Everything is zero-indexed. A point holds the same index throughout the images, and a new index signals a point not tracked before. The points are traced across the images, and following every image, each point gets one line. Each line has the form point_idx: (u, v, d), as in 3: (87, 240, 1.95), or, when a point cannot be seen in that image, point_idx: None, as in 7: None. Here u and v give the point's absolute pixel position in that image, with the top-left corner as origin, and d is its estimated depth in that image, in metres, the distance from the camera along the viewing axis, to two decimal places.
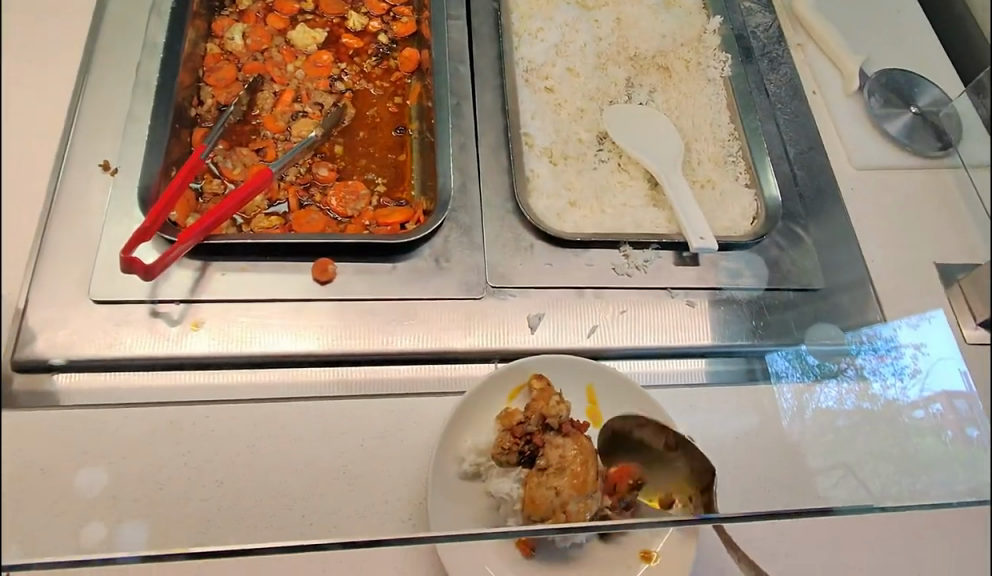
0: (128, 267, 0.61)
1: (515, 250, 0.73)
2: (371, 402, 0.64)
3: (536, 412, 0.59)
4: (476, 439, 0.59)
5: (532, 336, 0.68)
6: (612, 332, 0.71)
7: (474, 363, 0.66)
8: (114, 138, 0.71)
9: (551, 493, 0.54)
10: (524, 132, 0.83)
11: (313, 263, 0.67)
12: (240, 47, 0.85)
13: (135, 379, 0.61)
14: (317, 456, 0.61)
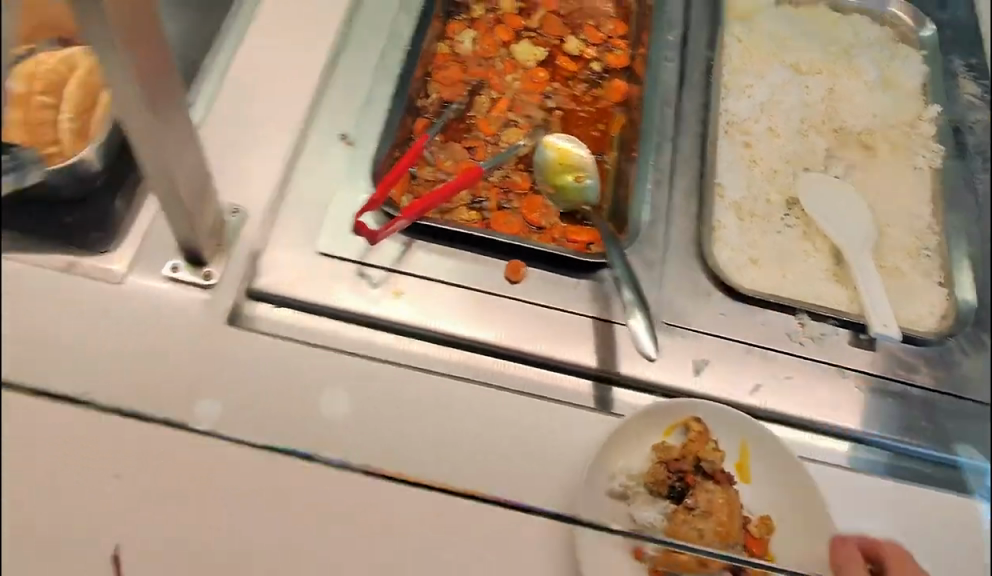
0: (357, 231, 0.70)
1: (692, 294, 0.75)
2: (539, 404, 0.66)
3: (691, 453, 0.61)
4: (626, 464, 0.62)
5: (696, 380, 0.70)
6: (773, 395, 0.71)
7: (637, 392, 0.69)
8: (350, 112, 0.76)
9: (696, 533, 0.58)
10: (718, 182, 0.84)
11: (506, 262, 0.72)
12: (468, 51, 0.87)
13: (337, 327, 0.67)
14: (480, 439, 0.64)
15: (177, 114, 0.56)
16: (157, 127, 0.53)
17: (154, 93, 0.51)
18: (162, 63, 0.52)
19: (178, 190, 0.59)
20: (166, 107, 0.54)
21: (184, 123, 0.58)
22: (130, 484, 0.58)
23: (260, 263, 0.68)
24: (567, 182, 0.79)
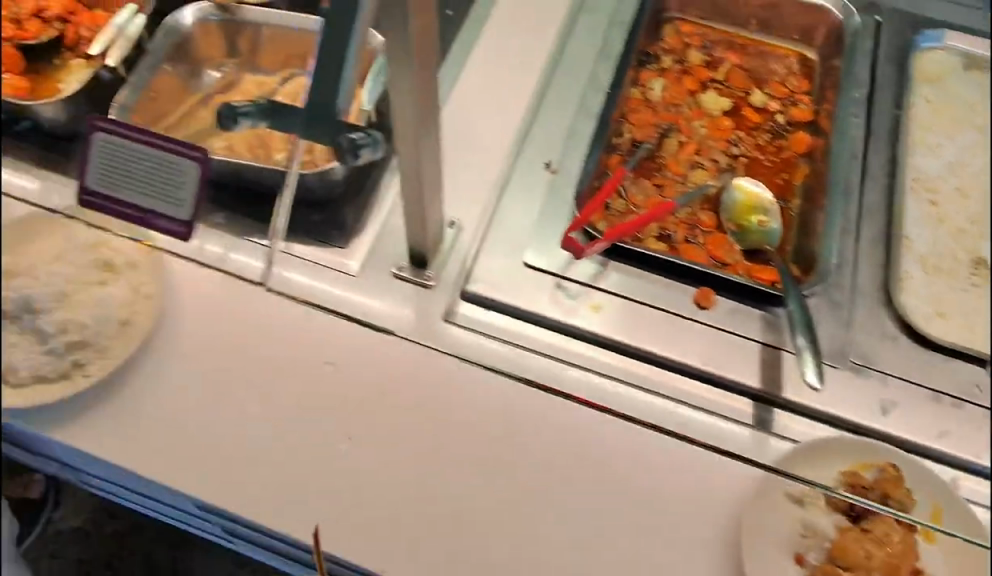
0: (565, 245, 0.76)
1: (880, 337, 0.72)
2: (723, 426, 0.70)
3: (882, 487, 0.63)
4: (812, 475, 0.65)
5: (881, 421, 0.70)
6: (964, 441, 0.69)
7: (819, 424, 0.70)
8: (556, 144, 0.82)
9: (864, 553, 0.60)
10: (904, 235, 0.77)
11: (695, 288, 0.75)
12: (659, 98, 0.93)
13: (537, 333, 0.73)
14: (659, 441, 0.70)
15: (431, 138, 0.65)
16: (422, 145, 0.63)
17: (421, 117, 0.61)
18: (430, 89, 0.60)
19: (423, 197, 0.68)
20: (427, 129, 0.63)
21: (435, 146, 0.67)
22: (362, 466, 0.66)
23: (472, 270, 0.74)
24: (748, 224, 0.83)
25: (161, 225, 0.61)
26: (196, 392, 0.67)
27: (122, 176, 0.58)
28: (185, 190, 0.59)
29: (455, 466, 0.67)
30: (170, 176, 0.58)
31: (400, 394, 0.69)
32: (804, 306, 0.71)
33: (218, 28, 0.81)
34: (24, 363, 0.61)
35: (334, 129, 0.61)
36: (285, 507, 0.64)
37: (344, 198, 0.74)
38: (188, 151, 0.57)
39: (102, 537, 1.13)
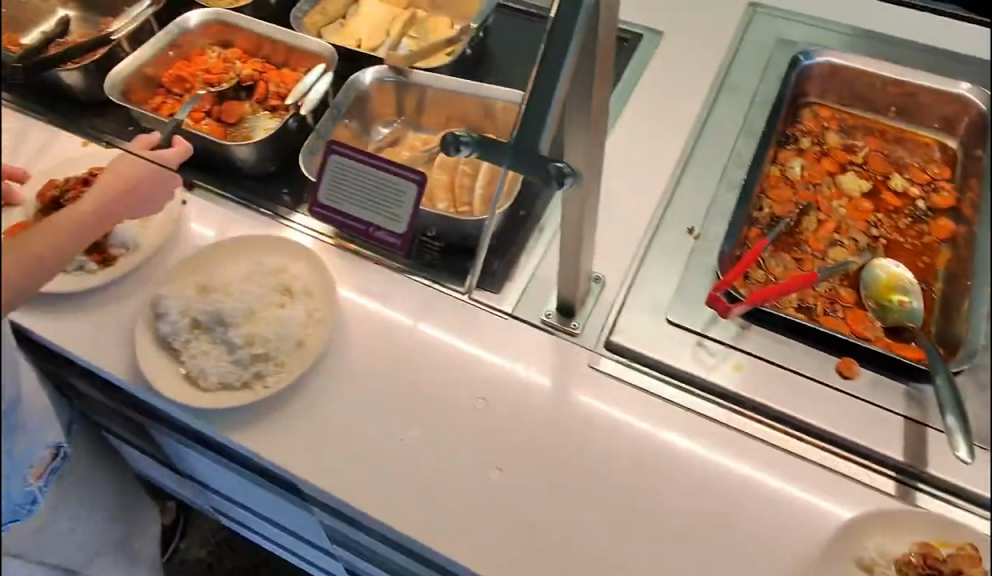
0: (710, 302, 0.77)
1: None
2: (873, 497, 0.67)
3: (954, 563, 0.61)
4: (885, 542, 0.63)
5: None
6: None
7: (972, 507, 0.67)
8: (698, 211, 0.85)
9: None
10: None
11: (837, 358, 0.75)
12: (797, 177, 0.94)
13: (679, 385, 0.73)
14: (811, 506, 0.67)
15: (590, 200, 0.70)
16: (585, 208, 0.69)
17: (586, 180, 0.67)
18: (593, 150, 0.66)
19: (580, 239, 0.71)
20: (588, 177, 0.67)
21: (592, 206, 0.72)
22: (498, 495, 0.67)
23: (615, 322, 0.77)
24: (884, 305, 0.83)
25: (378, 239, 0.62)
26: (350, 406, 0.70)
27: (349, 192, 0.61)
28: (403, 207, 0.60)
29: (589, 505, 0.67)
30: (390, 195, 0.59)
31: (543, 427, 0.71)
32: (955, 386, 0.67)
33: (393, 89, 0.88)
34: (214, 367, 0.65)
35: (533, 164, 0.55)
36: (423, 524, 0.65)
37: (495, 250, 0.79)
38: (408, 171, 0.58)
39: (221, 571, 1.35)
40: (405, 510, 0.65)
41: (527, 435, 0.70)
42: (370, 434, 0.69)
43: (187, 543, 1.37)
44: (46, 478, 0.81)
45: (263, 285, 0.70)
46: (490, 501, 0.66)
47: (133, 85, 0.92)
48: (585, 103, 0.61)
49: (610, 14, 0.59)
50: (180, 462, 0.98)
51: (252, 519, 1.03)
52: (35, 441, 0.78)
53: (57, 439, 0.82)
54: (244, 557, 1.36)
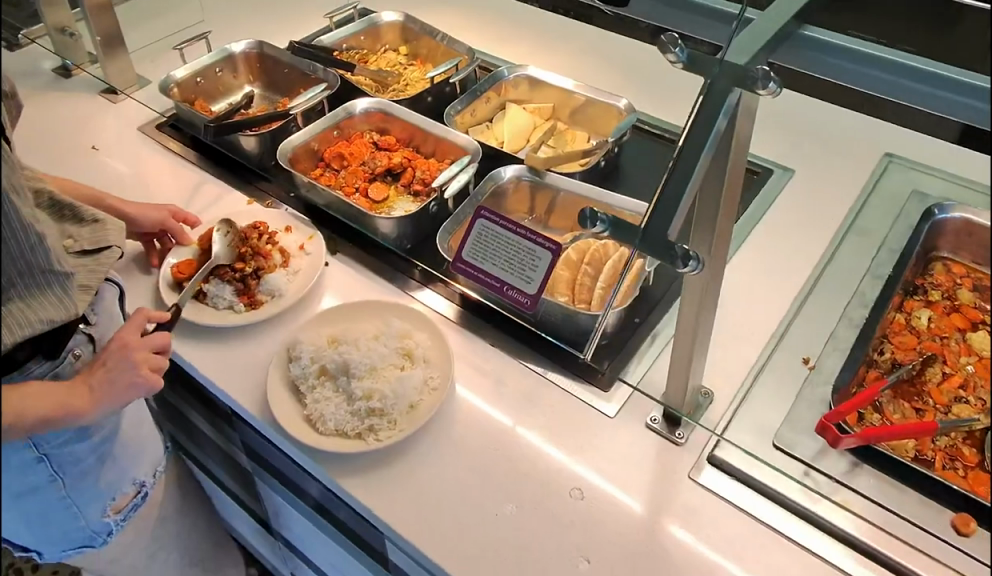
0: (820, 431, 0.75)
1: None
2: None
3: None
4: None
5: None
6: None
7: None
8: (814, 343, 0.84)
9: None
10: None
11: (953, 515, 0.70)
12: (923, 327, 0.86)
13: (782, 515, 0.73)
14: None
15: (711, 309, 0.70)
16: (702, 322, 0.69)
17: (708, 289, 0.66)
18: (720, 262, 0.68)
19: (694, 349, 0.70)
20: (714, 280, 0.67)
21: (710, 323, 0.71)
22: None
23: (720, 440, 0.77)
24: None
25: (510, 297, 0.71)
26: (445, 468, 0.72)
27: (491, 255, 0.71)
28: (536, 271, 0.69)
29: None
30: (527, 259, 0.69)
31: (633, 529, 0.70)
32: None
33: (529, 188, 0.93)
34: (332, 415, 0.69)
35: (661, 246, 0.58)
36: None
37: (607, 350, 0.82)
38: (546, 241, 0.68)
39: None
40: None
41: (622, 536, 0.69)
42: (462, 501, 0.70)
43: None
44: (126, 513, 0.84)
45: (388, 346, 0.74)
46: None
47: (298, 156, 1.02)
48: (712, 216, 0.61)
49: (746, 124, 0.58)
50: (274, 525, 1.02)
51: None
52: (122, 475, 0.81)
53: (143, 477, 0.84)
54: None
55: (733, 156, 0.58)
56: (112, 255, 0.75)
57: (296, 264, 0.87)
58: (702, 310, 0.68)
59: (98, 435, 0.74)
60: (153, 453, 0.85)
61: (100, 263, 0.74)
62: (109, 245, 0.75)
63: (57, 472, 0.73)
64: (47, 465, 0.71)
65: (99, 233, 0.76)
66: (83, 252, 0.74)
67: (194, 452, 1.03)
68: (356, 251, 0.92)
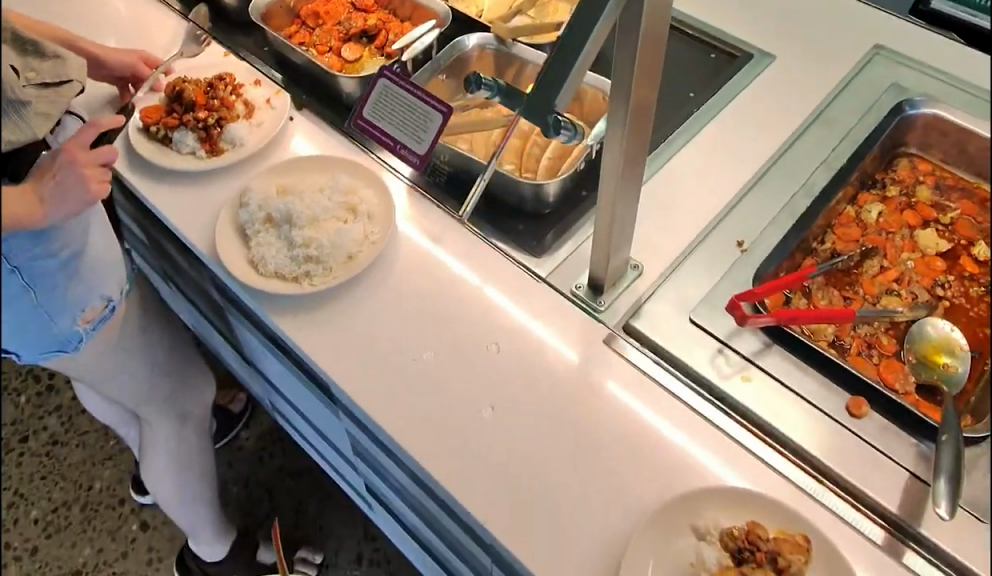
0: (731, 309, 0.78)
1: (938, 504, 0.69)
2: (828, 515, 0.69)
3: (779, 546, 0.61)
4: (722, 516, 0.64)
5: (900, 539, 0.68)
6: None
7: (899, 536, 0.68)
8: (752, 228, 0.87)
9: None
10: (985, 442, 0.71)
11: (848, 396, 0.75)
12: (872, 221, 0.93)
13: (678, 376, 0.76)
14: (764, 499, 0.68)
15: (634, 188, 0.73)
16: (620, 198, 0.72)
17: (627, 167, 0.70)
18: (643, 143, 0.70)
19: (614, 218, 0.73)
20: (635, 154, 0.69)
21: (633, 199, 0.75)
22: (473, 426, 0.70)
23: (640, 309, 0.80)
24: (917, 367, 0.81)
25: (401, 157, 0.72)
26: (370, 313, 0.76)
27: (389, 114, 0.72)
28: (429, 132, 0.70)
29: (555, 454, 0.69)
30: (419, 120, 0.70)
31: (540, 382, 0.74)
32: (957, 455, 0.67)
33: (492, 56, 0.94)
34: (272, 258, 0.75)
35: (545, 107, 0.57)
36: (402, 426, 0.70)
37: (551, 219, 0.85)
38: (438, 104, 0.68)
39: (271, 467, 1.31)
40: (392, 416, 0.71)
41: (533, 388, 0.73)
42: (381, 345, 0.74)
43: (248, 434, 1.35)
44: (96, 326, 0.82)
45: (332, 201, 0.78)
46: (475, 435, 0.70)
47: (273, 12, 1.03)
48: (628, 80, 0.62)
49: None
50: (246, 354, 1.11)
51: (303, 423, 1.11)
52: (91, 290, 0.80)
53: (110, 294, 0.82)
54: (295, 459, 1.32)
55: (646, 14, 0.57)
56: (74, 90, 0.81)
57: (260, 117, 0.90)
58: (625, 179, 0.71)
59: (63, 252, 0.73)
60: (117, 275, 0.84)
61: (62, 96, 0.79)
62: (69, 80, 0.81)
63: (29, 283, 0.71)
64: (18, 277, 0.69)
65: (60, 70, 0.81)
66: (45, 85, 0.79)
67: (174, 276, 1.11)
68: (316, 104, 0.94)
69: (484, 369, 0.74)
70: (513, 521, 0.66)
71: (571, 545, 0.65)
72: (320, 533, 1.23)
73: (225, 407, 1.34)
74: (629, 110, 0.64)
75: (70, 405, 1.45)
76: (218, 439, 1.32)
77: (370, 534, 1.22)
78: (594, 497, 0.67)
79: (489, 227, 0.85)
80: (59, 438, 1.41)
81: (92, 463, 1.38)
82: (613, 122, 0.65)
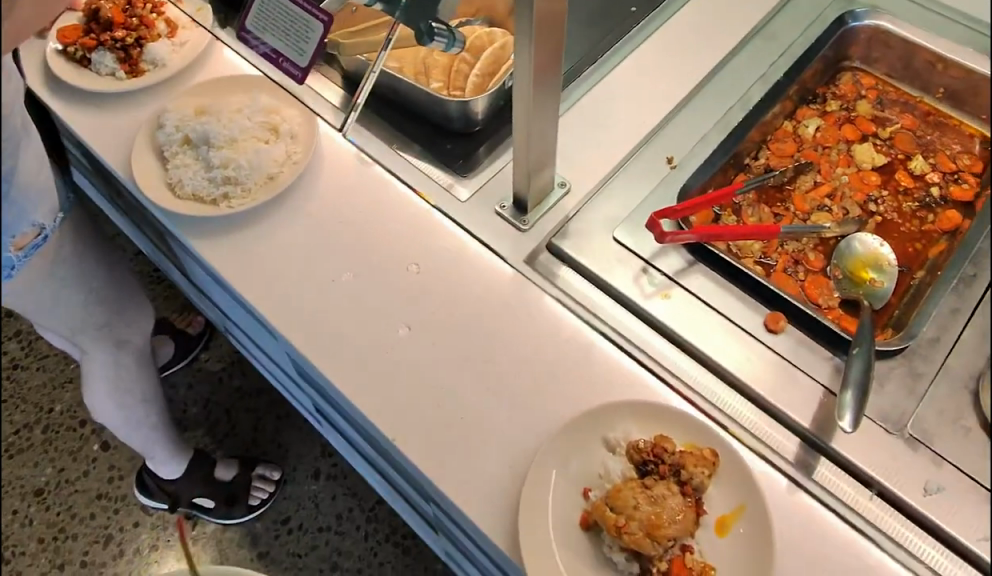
0: (649, 226, 0.78)
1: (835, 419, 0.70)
2: (738, 430, 0.70)
3: (682, 459, 0.62)
4: (633, 429, 0.66)
5: (802, 451, 0.69)
6: (881, 509, 0.66)
7: (804, 446, 0.70)
8: (684, 146, 0.87)
9: (632, 503, 0.60)
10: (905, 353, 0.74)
11: (766, 311, 0.75)
12: (809, 136, 0.95)
13: (599, 297, 0.76)
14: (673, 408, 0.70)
15: (549, 105, 0.73)
16: (534, 115, 0.72)
17: (539, 80, 0.69)
18: (554, 56, 0.69)
19: (531, 128, 0.73)
20: (547, 63, 0.69)
21: (551, 115, 0.74)
22: (389, 345, 0.71)
23: (563, 229, 0.80)
24: (841, 282, 0.82)
25: (284, 68, 0.76)
26: (289, 237, 0.76)
27: (271, 24, 0.75)
28: (310, 45, 0.74)
29: (469, 372, 0.70)
30: (301, 31, 0.73)
31: (458, 300, 0.74)
32: (868, 367, 0.69)
33: None
34: (190, 180, 0.76)
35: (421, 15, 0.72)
36: (317, 344, 0.71)
37: (481, 136, 0.85)
38: (320, 14, 0.71)
39: (229, 387, 1.36)
40: (307, 335, 0.71)
41: (452, 308, 0.74)
42: (299, 269, 0.74)
43: (208, 355, 1.40)
44: (28, 253, 0.81)
45: (252, 121, 0.79)
46: (389, 352, 0.71)
47: None
48: None
49: None
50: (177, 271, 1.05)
51: (249, 342, 0.97)
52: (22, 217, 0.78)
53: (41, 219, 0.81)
54: (253, 380, 1.36)
55: None
56: None
57: (183, 36, 0.87)
58: (541, 89, 0.70)
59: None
60: (49, 199, 0.82)
61: None
62: None
63: None
64: None
65: None
66: None
67: (113, 195, 1.09)
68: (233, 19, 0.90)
69: (401, 288, 0.74)
70: (423, 439, 0.66)
71: (480, 461, 0.65)
72: (279, 450, 1.29)
73: (184, 330, 1.38)
74: (534, 15, 0.63)
75: (29, 329, 1.47)
76: (177, 361, 1.36)
77: (326, 451, 1.28)
78: (503, 411, 0.68)
79: (414, 149, 0.84)
80: (20, 362, 1.44)
81: (53, 386, 1.41)
82: (523, 28, 0.64)
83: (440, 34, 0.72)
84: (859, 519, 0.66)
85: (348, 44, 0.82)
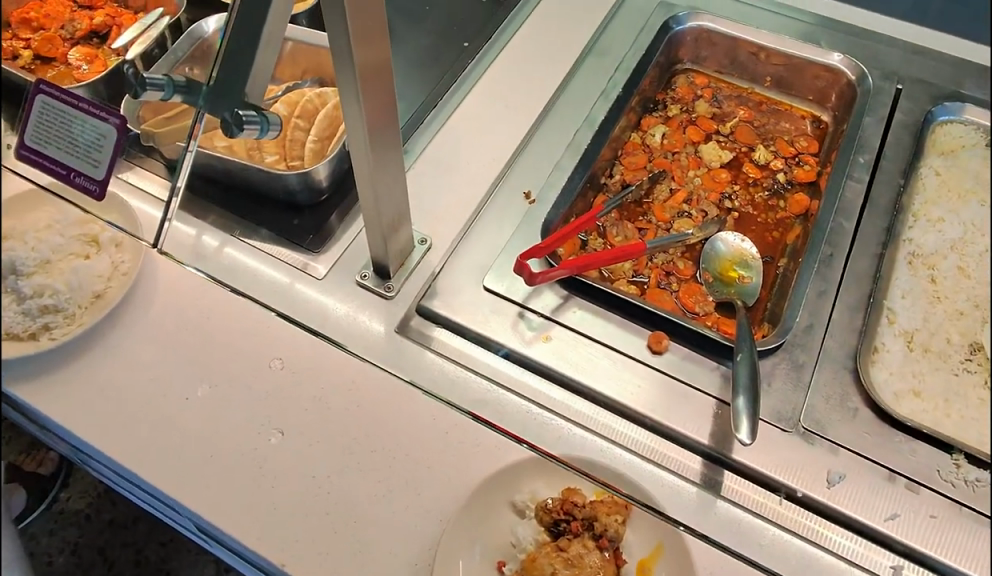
0: (518, 270, 0.75)
1: (729, 434, 0.69)
2: (641, 465, 0.69)
3: (594, 511, 0.61)
4: (540, 487, 0.63)
5: (700, 468, 0.69)
6: (787, 511, 0.67)
7: (705, 461, 0.69)
8: (538, 177, 0.85)
9: (549, 570, 0.58)
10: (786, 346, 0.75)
11: (649, 333, 0.75)
12: (657, 144, 0.96)
13: (476, 353, 0.73)
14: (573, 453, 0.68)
15: (392, 161, 0.69)
16: (379, 174, 0.68)
17: (375, 138, 0.65)
18: (386, 113, 0.65)
19: (378, 193, 0.69)
20: (380, 121, 0.65)
21: (395, 173, 0.71)
22: (264, 460, 0.66)
23: (429, 288, 0.76)
24: (713, 286, 0.82)
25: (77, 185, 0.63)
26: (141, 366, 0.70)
27: (55, 136, 0.61)
28: (104, 154, 0.62)
29: (355, 468, 0.66)
30: (91, 141, 0.61)
31: (332, 394, 0.70)
32: (754, 371, 0.69)
33: None
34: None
35: (226, 101, 0.65)
36: (183, 476, 0.65)
37: (330, 205, 0.81)
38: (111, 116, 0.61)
39: (99, 523, 1.25)
40: (168, 470, 0.65)
41: (326, 401, 0.69)
42: (153, 399, 0.69)
43: (68, 494, 1.28)
44: None
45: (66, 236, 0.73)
46: (263, 465, 0.65)
47: None
48: (344, 39, 0.55)
49: None
50: (14, 415, 0.93)
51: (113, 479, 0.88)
52: None
53: None
54: (125, 509, 1.27)
55: None
56: None
57: None
58: (378, 146, 0.66)
59: None
60: None
61: None
62: None
63: None
64: None
65: None
66: None
67: None
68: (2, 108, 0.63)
69: (267, 393, 0.69)
70: (312, 558, 0.61)
71: (376, 564, 0.61)
72: None
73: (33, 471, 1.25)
74: (355, 73, 0.58)
75: None
76: (33, 509, 1.23)
77: (221, 568, 1.22)
78: (398, 503, 0.64)
79: (261, 234, 0.79)
80: None
81: None
82: (348, 88, 0.59)
83: (250, 121, 0.66)
84: (772, 524, 0.67)
85: (165, 133, 0.66)
